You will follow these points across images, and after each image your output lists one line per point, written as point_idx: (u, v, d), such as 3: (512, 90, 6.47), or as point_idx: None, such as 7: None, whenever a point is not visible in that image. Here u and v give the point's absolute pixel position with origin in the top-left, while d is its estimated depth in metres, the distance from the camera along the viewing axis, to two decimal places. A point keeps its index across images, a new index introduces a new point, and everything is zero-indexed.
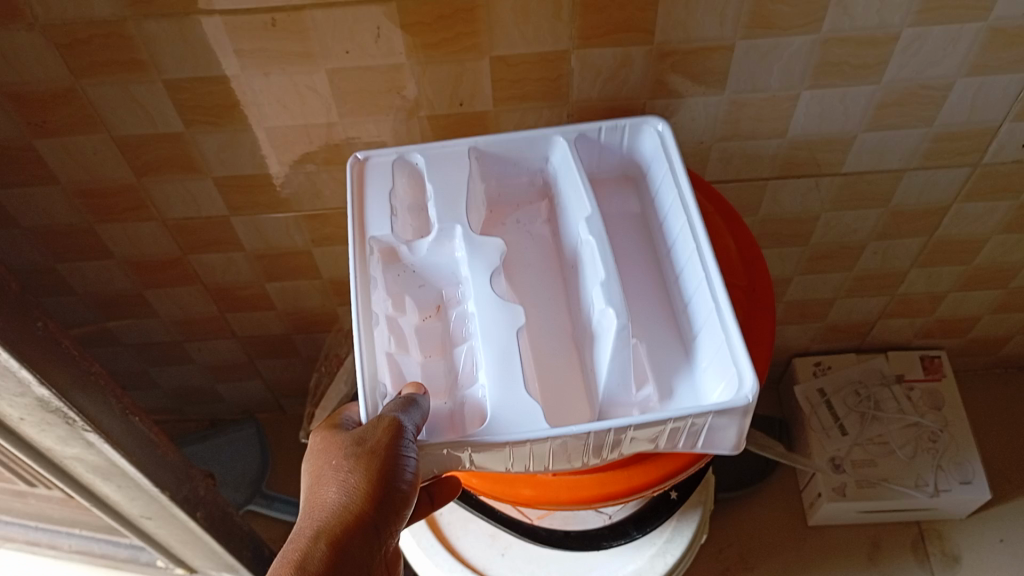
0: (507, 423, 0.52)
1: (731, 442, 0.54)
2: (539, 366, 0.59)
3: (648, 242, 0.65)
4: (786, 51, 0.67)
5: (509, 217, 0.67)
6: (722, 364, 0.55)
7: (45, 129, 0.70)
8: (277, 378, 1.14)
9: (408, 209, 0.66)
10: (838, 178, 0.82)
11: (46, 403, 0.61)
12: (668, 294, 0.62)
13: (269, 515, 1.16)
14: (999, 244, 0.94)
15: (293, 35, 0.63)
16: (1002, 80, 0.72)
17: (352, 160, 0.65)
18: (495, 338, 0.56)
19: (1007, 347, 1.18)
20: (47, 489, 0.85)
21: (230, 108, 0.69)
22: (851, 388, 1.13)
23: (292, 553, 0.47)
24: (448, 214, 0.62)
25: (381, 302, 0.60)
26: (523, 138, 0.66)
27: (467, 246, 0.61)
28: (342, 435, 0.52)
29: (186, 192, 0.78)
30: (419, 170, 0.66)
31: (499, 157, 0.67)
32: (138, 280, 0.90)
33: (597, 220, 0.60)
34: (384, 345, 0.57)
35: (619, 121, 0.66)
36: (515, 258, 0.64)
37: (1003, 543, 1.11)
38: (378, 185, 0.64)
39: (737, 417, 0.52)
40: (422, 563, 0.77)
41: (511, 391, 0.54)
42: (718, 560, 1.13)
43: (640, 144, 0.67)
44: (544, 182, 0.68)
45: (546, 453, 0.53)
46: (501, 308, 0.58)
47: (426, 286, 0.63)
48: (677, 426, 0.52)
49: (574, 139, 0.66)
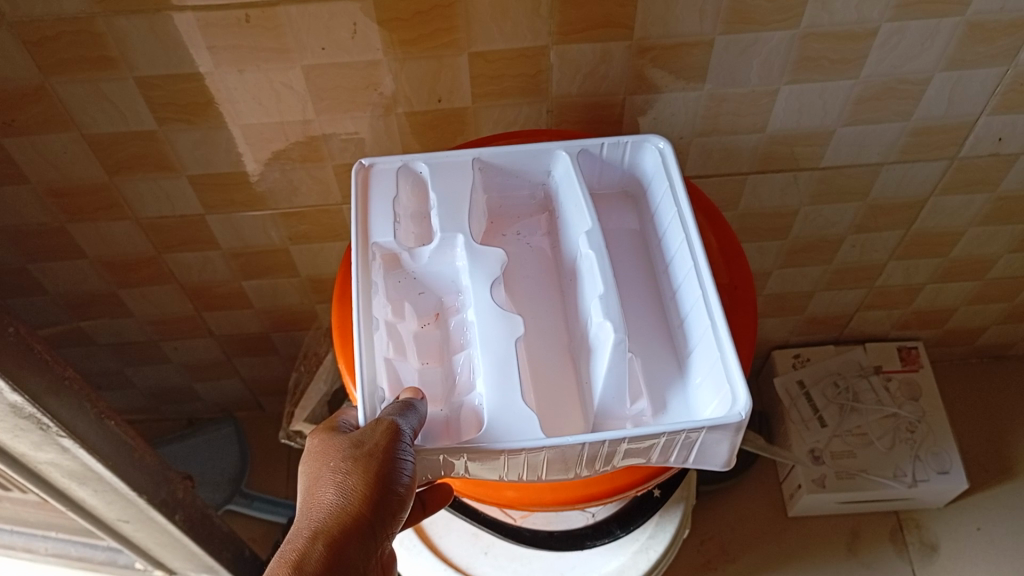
0: (503, 431, 0.52)
1: (722, 459, 0.54)
2: (535, 378, 0.58)
3: (645, 261, 0.64)
4: (765, 46, 0.67)
5: (509, 227, 0.66)
6: (716, 380, 0.54)
7: (14, 128, 0.68)
8: (255, 376, 1.13)
9: (411, 217, 0.65)
10: (816, 173, 0.82)
11: (19, 409, 0.60)
12: (664, 312, 0.61)
13: (249, 515, 1.14)
14: (975, 237, 0.95)
15: (267, 31, 0.62)
16: (979, 75, 0.72)
17: (357, 165, 0.64)
18: (493, 347, 0.56)
19: (982, 337, 1.19)
20: (22, 494, 0.83)
21: (205, 105, 0.68)
22: (830, 380, 1.13)
23: (291, 553, 0.46)
24: (451, 222, 0.62)
25: (381, 308, 0.59)
26: (526, 152, 0.65)
27: (469, 255, 0.60)
28: (341, 436, 0.51)
29: (160, 190, 0.77)
30: (422, 179, 0.65)
31: (501, 169, 0.66)
32: (112, 278, 0.89)
33: (596, 233, 0.60)
34: (382, 350, 0.56)
35: (620, 137, 0.65)
36: (513, 270, 0.64)
37: (980, 532, 1.13)
38: (382, 191, 0.63)
39: (729, 433, 0.52)
40: (406, 562, 0.77)
41: (508, 398, 0.53)
42: (699, 552, 1.13)
43: (641, 162, 0.66)
44: (545, 198, 0.68)
45: (540, 462, 0.52)
46: (500, 318, 0.57)
47: (426, 293, 0.62)
48: (671, 440, 0.52)
49: (576, 154, 0.66)
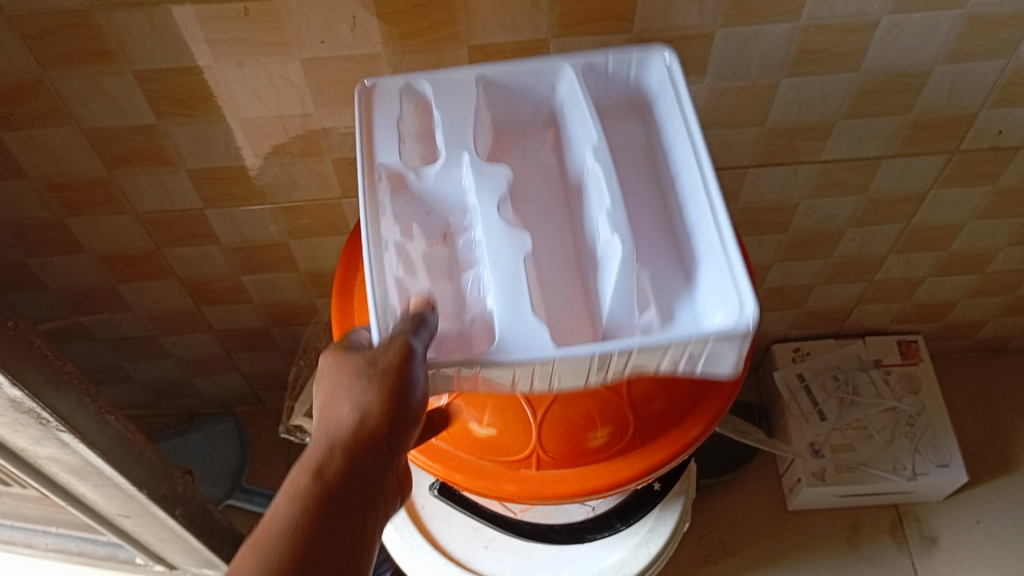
0: (514, 341, 0.50)
1: (729, 365, 0.53)
2: (546, 298, 0.57)
3: (649, 172, 0.61)
4: (765, 39, 0.67)
5: (515, 142, 0.64)
6: (725, 290, 0.53)
7: (12, 122, 0.68)
8: (255, 371, 1.13)
9: (414, 135, 0.62)
10: (817, 166, 0.82)
11: (19, 403, 0.60)
12: (668, 221, 0.59)
13: (248, 509, 1.15)
14: (975, 230, 0.95)
15: (266, 24, 0.62)
16: (979, 67, 0.72)
17: (358, 88, 0.61)
18: (504, 263, 0.54)
19: (982, 330, 1.19)
20: (22, 489, 0.83)
21: (204, 99, 0.68)
22: (830, 373, 1.13)
23: (309, 462, 0.47)
24: (456, 141, 0.59)
25: (389, 228, 0.56)
26: (530, 69, 0.62)
27: (476, 172, 0.58)
28: (354, 354, 0.49)
29: (159, 184, 0.77)
30: (425, 99, 0.62)
31: (505, 87, 0.63)
32: (111, 273, 0.89)
33: (603, 149, 0.58)
34: (392, 269, 0.54)
35: (625, 53, 0.62)
36: (519, 188, 0.61)
37: (979, 524, 1.13)
38: (385, 112, 0.60)
39: (738, 341, 0.51)
40: (406, 555, 0.78)
41: (519, 311, 0.51)
42: (699, 546, 1.14)
43: (646, 78, 0.62)
44: (550, 113, 0.64)
45: (550, 374, 0.51)
46: (506, 236, 0.55)
47: (434, 212, 0.59)
48: (679, 352, 0.51)
49: (581, 68, 0.62)
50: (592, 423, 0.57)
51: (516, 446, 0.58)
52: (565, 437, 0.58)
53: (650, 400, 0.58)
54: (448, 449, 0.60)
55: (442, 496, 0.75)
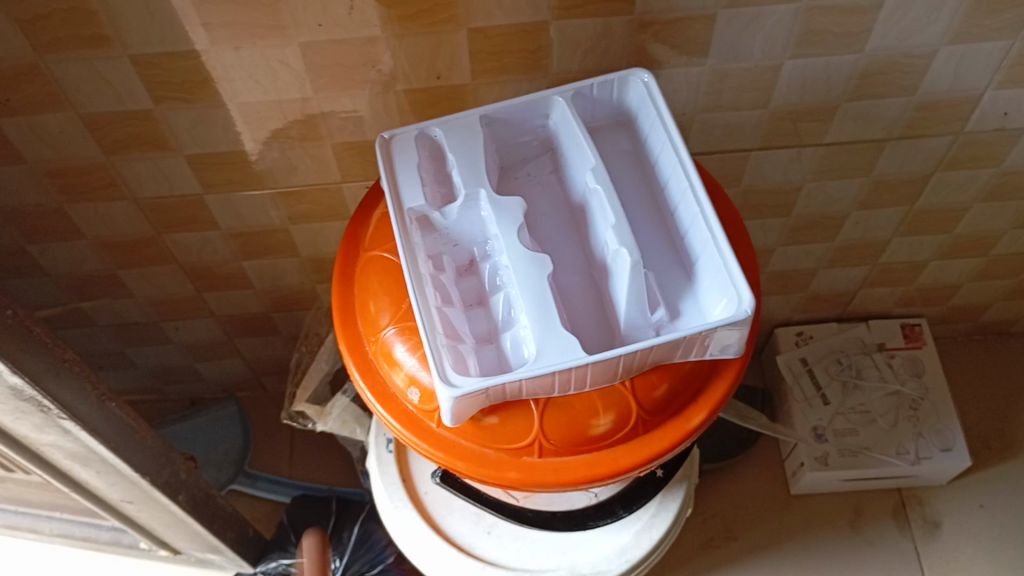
0: (549, 354, 0.53)
1: (736, 346, 0.56)
2: (566, 306, 0.59)
3: (643, 180, 0.63)
4: (769, 21, 0.66)
5: (519, 169, 0.66)
6: (721, 285, 0.56)
7: (8, 108, 0.68)
8: (257, 356, 1.13)
9: (433, 180, 0.64)
10: (821, 149, 0.81)
11: (19, 391, 0.60)
12: (669, 231, 0.61)
13: (252, 494, 1.14)
14: (980, 213, 0.94)
15: (263, 7, 0.61)
16: (985, 48, 0.71)
17: (378, 140, 0.63)
18: (529, 284, 0.56)
19: (987, 314, 1.18)
20: (24, 475, 0.83)
21: (202, 83, 0.67)
22: (833, 357, 1.13)
23: None
24: (472, 178, 0.61)
25: (425, 262, 0.58)
26: (524, 103, 0.64)
27: (493, 206, 0.60)
28: None
29: (158, 170, 0.76)
30: (439, 144, 0.64)
31: (506, 123, 0.65)
32: (111, 259, 0.88)
33: (601, 168, 0.60)
34: (433, 300, 0.56)
35: (607, 76, 0.63)
36: (530, 213, 0.63)
37: (982, 508, 1.13)
38: (405, 160, 0.62)
39: (742, 326, 0.54)
40: (409, 541, 0.78)
41: (551, 328, 0.54)
42: (702, 530, 1.14)
43: (628, 97, 0.64)
44: (547, 139, 0.66)
45: (581, 380, 0.54)
46: (531, 259, 0.57)
47: (459, 245, 0.61)
48: (688, 342, 0.54)
49: (571, 98, 0.64)
50: (593, 409, 0.57)
51: (519, 434, 0.58)
52: (567, 423, 0.57)
53: (653, 387, 0.58)
54: (449, 437, 0.59)
55: (444, 483, 0.75)
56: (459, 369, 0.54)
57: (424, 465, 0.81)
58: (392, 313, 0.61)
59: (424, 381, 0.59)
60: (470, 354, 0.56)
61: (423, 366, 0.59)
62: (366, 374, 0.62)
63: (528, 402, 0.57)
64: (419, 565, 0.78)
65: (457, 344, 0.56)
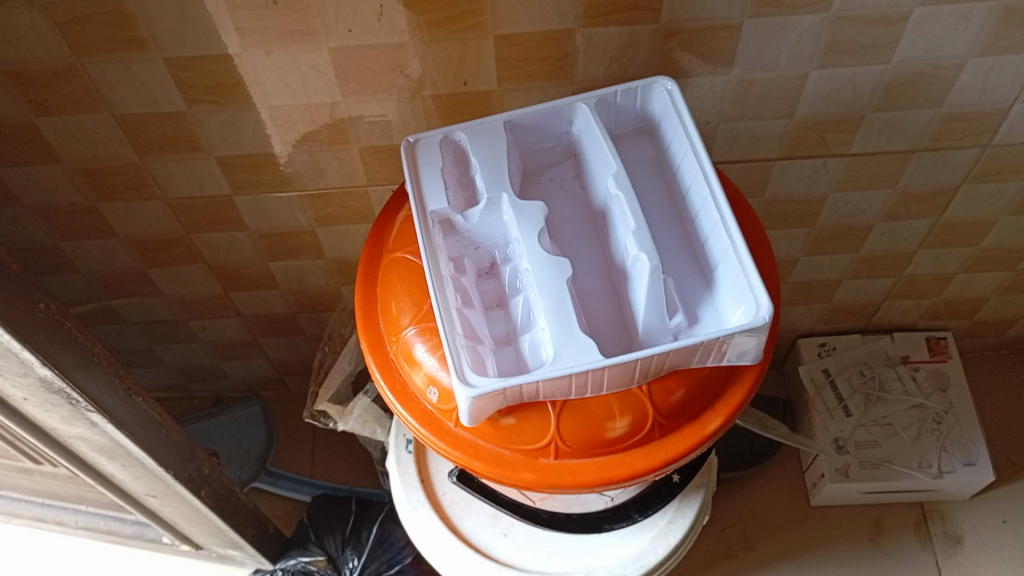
0: (567, 358, 0.54)
1: (753, 353, 0.57)
2: (586, 310, 0.60)
3: (664, 186, 0.64)
4: (794, 31, 0.66)
5: (542, 175, 0.67)
6: (740, 291, 0.56)
7: (46, 108, 0.70)
8: (282, 356, 1.14)
9: (457, 184, 0.64)
10: (846, 159, 0.81)
11: (49, 383, 0.61)
12: (689, 237, 0.61)
13: (274, 492, 1.16)
14: (1007, 226, 0.93)
15: (295, 12, 0.62)
16: (1014, 61, 0.71)
17: (403, 142, 0.64)
18: (549, 286, 0.57)
19: (1013, 328, 1.17)
20: (52, 467, 0.85)
21: (233, 86, 0.68)
22: (856, 369, 1.12)
23: None
24: (495, 181, 0.62)
25: (446, 264, 0.59)
26: (547, 108, 0.64)
27: (515, 210, 0.60)
28: None
29: (189, 171, 0.78)
30: (462, 148, 0.65)
31: (529, 127, 0.65)
32: (141, 257, 0.90)
33: (622, 174, 0.60)
34: (454, 302, 0.57)
35: (631, 82, 0.64)
36: (552, 217, 0.64)
37: (1006, 525, 1.11)
38: (429, 163, 0.63)
39: (759, 333, 0.54)
40: (427, 542, 0.78)
41: (569, 332, 0.55)
42: (720, 539, 1.13)
43: (651, 104, 0.65)
44: (570, 145, 0.66)
45: (598, 383, 0.55)
46: (551, 263, 0.58)
47: (481, 248, 0.62)
48: (706, 347, 0.55)
49: (594, 104, 0.64)
50: (610, 412, 0.57)
51: (537, 435, 0.58)
52: (583, 425, 0.58)
53: (670, 393, 0.58)
54: (467, 437, 0.60)
55: (460, 482, 0.76)
56: (478, 369, 0.55)
57: (442, 466, 0.82)
58: (413, 314, 0.62)
59: (443, 382, 0.60)
60: (489, 355, 0.57)
61: (442, 366, 0.60)
62: (386, 374, 0.63)
63: (546, 404, 0.57)
64: (436, 565, 0.78)
65: (477, 345, 0.57)
